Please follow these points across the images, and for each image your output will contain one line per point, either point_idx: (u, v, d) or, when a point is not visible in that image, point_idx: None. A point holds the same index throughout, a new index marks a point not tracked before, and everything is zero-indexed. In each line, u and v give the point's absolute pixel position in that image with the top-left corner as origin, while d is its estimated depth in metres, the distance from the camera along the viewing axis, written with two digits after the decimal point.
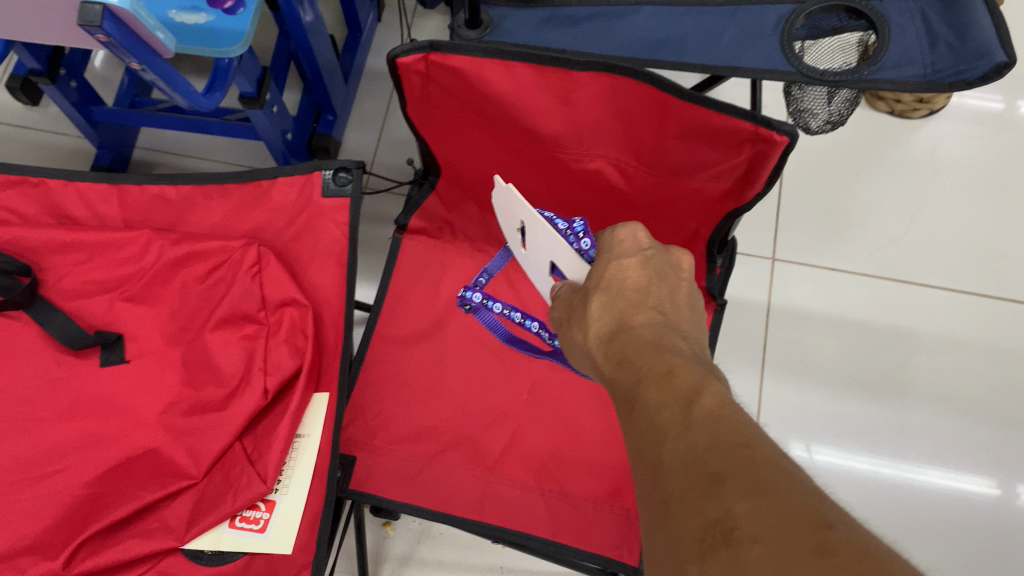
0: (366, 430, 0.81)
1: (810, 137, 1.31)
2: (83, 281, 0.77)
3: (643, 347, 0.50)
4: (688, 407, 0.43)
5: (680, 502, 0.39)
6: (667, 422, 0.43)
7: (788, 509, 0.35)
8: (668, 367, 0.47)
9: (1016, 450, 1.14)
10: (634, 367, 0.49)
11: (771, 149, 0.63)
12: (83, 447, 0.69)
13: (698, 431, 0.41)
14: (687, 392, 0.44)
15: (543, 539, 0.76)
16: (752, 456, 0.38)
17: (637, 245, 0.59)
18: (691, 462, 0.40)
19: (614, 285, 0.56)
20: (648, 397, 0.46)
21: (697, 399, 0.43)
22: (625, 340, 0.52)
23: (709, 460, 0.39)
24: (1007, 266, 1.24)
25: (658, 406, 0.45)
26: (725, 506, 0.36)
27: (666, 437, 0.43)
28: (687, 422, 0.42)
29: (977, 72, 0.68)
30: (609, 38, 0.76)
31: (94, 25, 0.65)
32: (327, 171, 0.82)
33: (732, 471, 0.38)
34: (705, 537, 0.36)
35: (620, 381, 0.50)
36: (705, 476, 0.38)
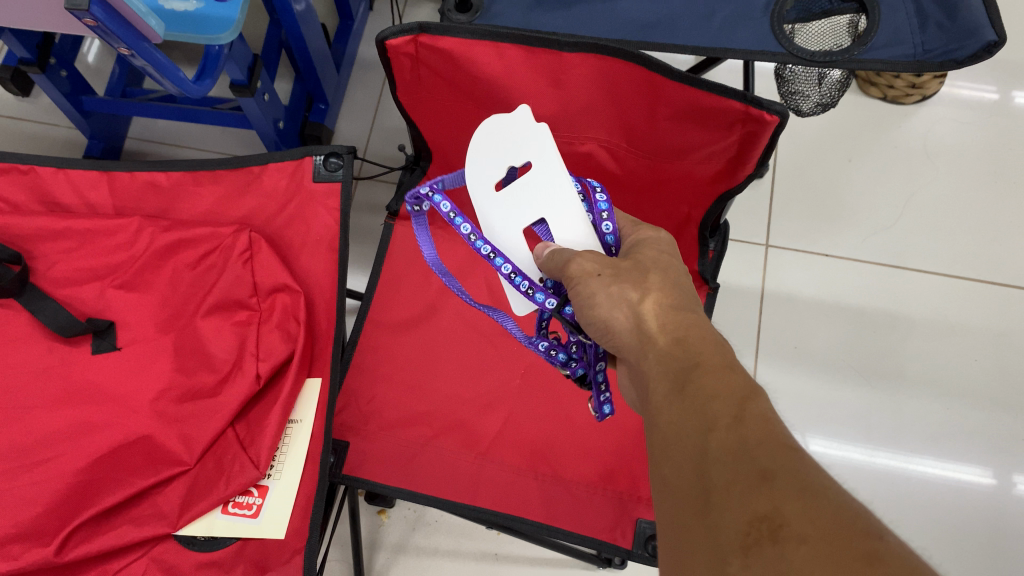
0: (358, 415, 0.81)
1: (803, 124, 1.31)
2: (73, 268, 0.76)
3: (707, 338, 0.49)
4: (742, 402, 0.43)
5: (724, 493, 0.38)
6: (719, 412, 0.43)
7: (834, 513, 0.35)
8: (727, 363, 0.47)
9: (1008, 435, 1.15)
10: (694, 352, 0.48)
11: (762, 129, 0.63)
12: (75, 435, 0.69)
13: (751, 427, 0.41)
14: (745, 389, 0.44)
15: (538, 523, 0.75)
16: (805, 460, 0.38)
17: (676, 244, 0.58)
18: (741, 454, 0.39)
19: (673, 271, 0.54)
20: (704, 383, 0.45)
21: (754, 397, 0.43)
22: (688, 323, 0.50)
23: (760, 456, 0.39)
24: (998, 250, 1.24)
25: (711, 394, 0.44)
26: (776, 502, 0.36)
27: (716, 427, 0.42)
28: (739, 419, 0.42)
29: (966, 51, 0.67)
30: (601, 20, 0.76)
31: (81, 9, 0.65)
32: (319, 155, 0.81)
33: (784, 470, 0.37)
34: (750, 531, 0.35)
35: (672, 360, 0.48)
36: (757, 471, 0.38)
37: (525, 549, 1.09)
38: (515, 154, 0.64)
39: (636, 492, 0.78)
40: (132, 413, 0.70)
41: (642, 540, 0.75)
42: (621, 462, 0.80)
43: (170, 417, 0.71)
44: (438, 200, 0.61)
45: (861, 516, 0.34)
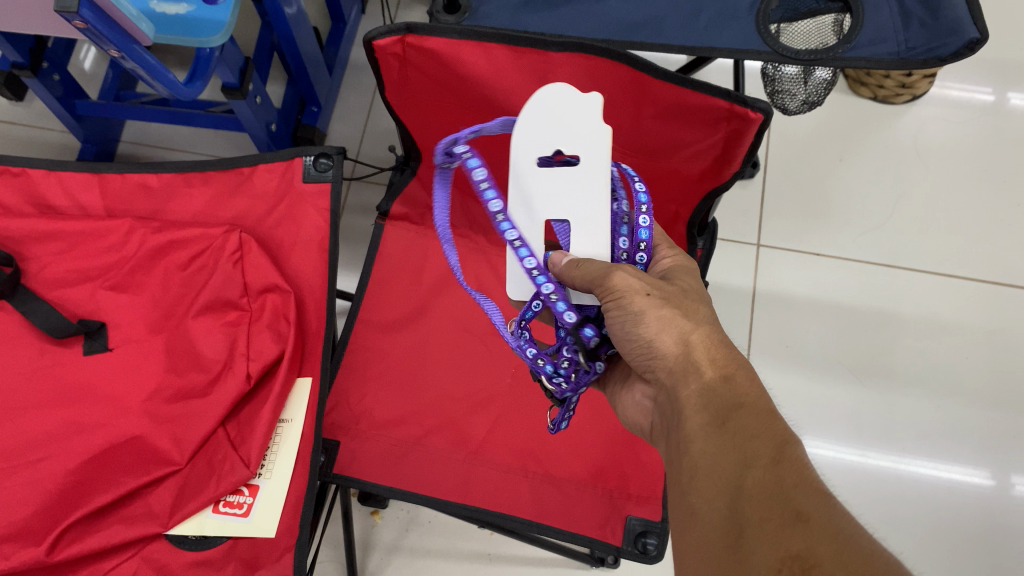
0: (349, 414, 0.81)
1: (794, 124, 1.31)
2: (63, 270, 0.77)
3: (753, 381, 0.52)
4: (782, 447, 0.47)
5: (757, 529, 0.43)
6: (760, 452, 0.47)
7: (864, 556, 0.39)
8: (770, 407, 0.50)
9: (999, 433, 1.15)
10: (739, 392, 0.51)
11: (747, 126, 0.64)
12: (66, 435, 0.69)
13: (789, 470, 0.45)
14: (786, 434, 0.48)
15: (526, 520, 0.76)
16: (836, 506, 0.43)
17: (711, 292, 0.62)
18: (777, 495, 0.44)
19: (709, 310, 0.57)
20: (745, 423, 0.49)
21: (792, 443, 0.47)
22: (734, 365, 0.54)
23: (797, 500, 0.43)
24: (988, 248, 1.24)
25: (754, 434, 0.48)
26: (807, 544, 0.40)
27: (755, 465, 0.46)
28: (777, 459, 0.46)
29: (949, 49, 0.68)
30: (587, 20, 0.77)
31: (71, 12, 0.65)
32: (309, 156, 0.82)
33: (819, 516, 0.42)
34: (782, 567, 0.40)
35: (716, 396, 0.51)
36: (791, 511, 0.43)
37: (517, 549, 1.09)
38: (568, 141, 0.62)
39: (626, 489, 0.78)
40: (123, 413, 0.71)
41: (632, 536, 0.75)
42: (611, 459, 0.80)
43: (161, 417, 0.71)
44: (473, 165, 0.58)
45: (889, 563, 0.39)
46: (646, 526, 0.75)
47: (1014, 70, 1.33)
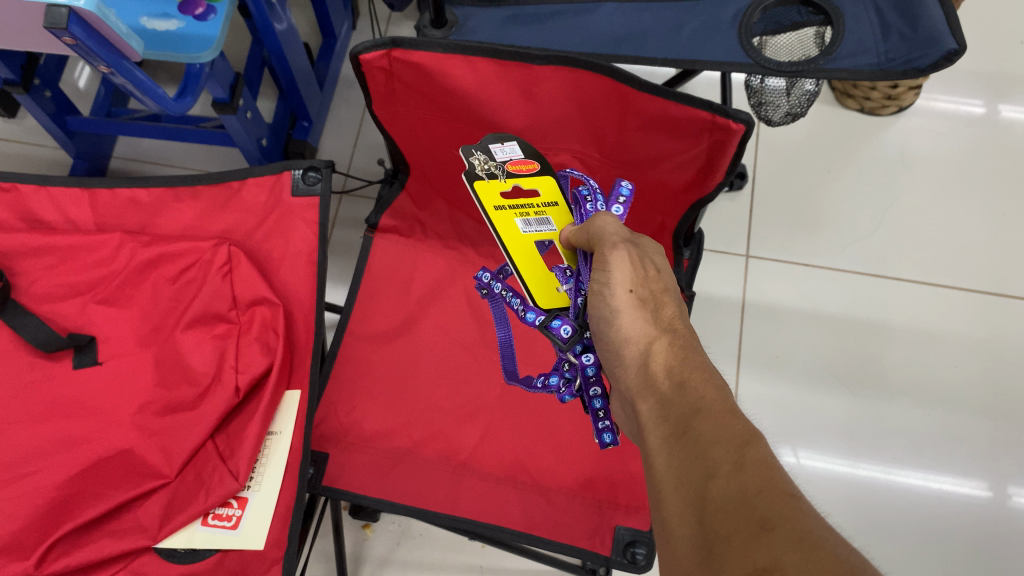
0: (338, 427, 0.81)
1: (782, 137, 1.33)
2: (53, 284, 0.77)
3: (711, 382, 0.52)
4: (743, 449, 0.46)
5: (726, 544, 0.43)
6: (721, 459, 0.47)
7: (830, 562, 0.39)
8: (729, 406, 0.50)
9: (989, 442, 1.16)
10: (695, 396, 0.51)
11: (729, 138, 0.64)
12: (54, 449, 0.69)
13: (750, 475, 0.45)
14: (746, 435, 0.47)
15: (515, 530, 0.76)
16: (802, 510, 0.43)
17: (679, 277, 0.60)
18: (742, 502, 0.44)
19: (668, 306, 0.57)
20: (703, 429, 0.49)
21: (751, 443, 0.47)
22: (693, 368, 0.53)
23: (760, 507, 0.43)
24: (976, 257, 1.25)
25: (713, 440, 0.48)
26: (773, 555, 0.41)
27: (718, 473, 0.46)
28: (737, 463, 0.46)
29: (928, 59, 0.69)
30: (572, 35, 0.78)
31: (59, 28, 0.66)
32: (298, 169, 0.83)
33: (783, 522, 0.42)
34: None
35: (676, 403, 0.52)
36: (757, 521, 0.42)
37: (510, 561, 1.09)
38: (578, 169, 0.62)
39: (615, 499, 0.78)
40: (112, 427, 0.70)
41: (621, 546, 0.76)
42: (600, 469, 0.80)
43: (150, 430, 0.71)
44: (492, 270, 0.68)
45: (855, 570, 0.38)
46: (635, 535, 0.76)
47: (998, 81, 1.34)
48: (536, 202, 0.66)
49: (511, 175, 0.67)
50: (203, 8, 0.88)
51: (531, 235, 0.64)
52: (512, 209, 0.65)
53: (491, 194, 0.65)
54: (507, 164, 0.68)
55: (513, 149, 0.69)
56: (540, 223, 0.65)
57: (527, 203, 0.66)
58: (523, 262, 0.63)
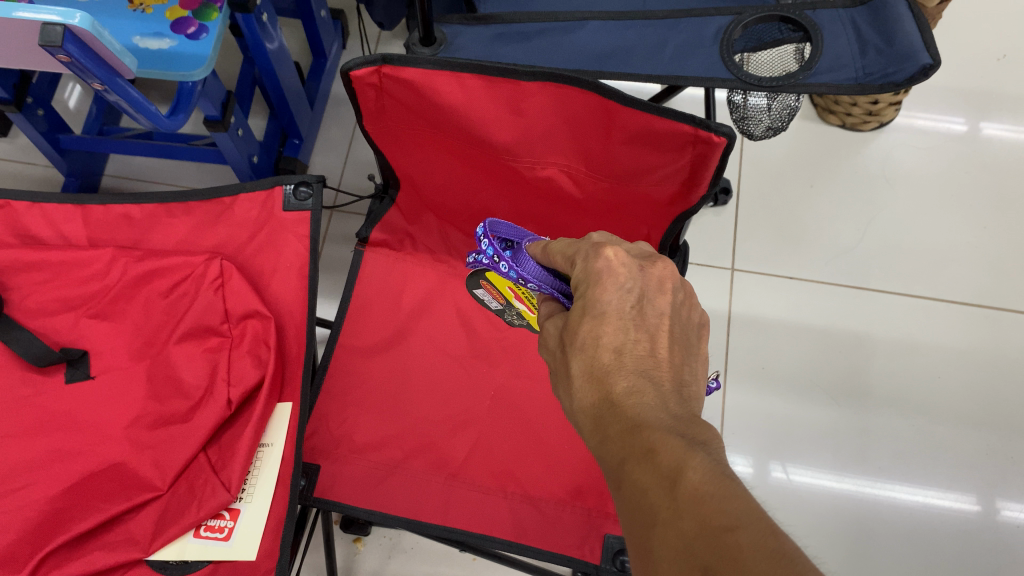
0: (330, 439, 0.82)
1: (766, 153, 1.35)
2: (46, 299, 0.77)
3: (622, 430, 0.46)
4: (673, 486, 0.40)
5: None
6: (655, 510, 0.41)
7: None
8: (648, 445, 0.44)
9: (973, 453, 1.17)
10: (615, 452, 0.46)
11: (711, 150, 0.66)
12: (47, 463, 0.70)
13: (685, 518, 0.39)
14: (671, 473, 0.41)
15: (506, 540, 0.77)
16: (739, 543, 0.36)
17: (607, 280, 0.51)
18: (681, 554, 0.38)
19: (588, 345, 0.50)
20: (632, 480, 0.43)
21: (680, 476, 0.40)
22: (606, 421, 0.47)
23: (698, 552, 0.37)
24: (959, 270, 1.27)
25: (644, 487, 0.42)
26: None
27: (656, 522, 0.40)
28: (672, 504, 0.40)
29: (905, 74, 0.70)
30: (559, 51, 0.80)
31: (55, 45, 0.67)
32: (289, 185, 0.84)
33: (720, 566, 0.35)
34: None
35: (609, 459, 0.47)
36: (697, 570, 0.36)
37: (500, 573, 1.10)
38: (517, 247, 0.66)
39: (604, 507, 0.79)
40: (104, 440, 0.71)
41: (610, 554, 0.76)
42: (589, 479, 0.81)
43: (142, 443, 0.71)
44: None
45: None
46: (624, 543, 0.76)
47: (977, 97, 1.37)
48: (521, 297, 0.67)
49: (510, 300, 0.71)
50: (196, 28, 0.90)
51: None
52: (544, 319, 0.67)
53: (537, 325, 0.71)
54: (499, 302, 0.75)
55: (484, 289, 0.74)
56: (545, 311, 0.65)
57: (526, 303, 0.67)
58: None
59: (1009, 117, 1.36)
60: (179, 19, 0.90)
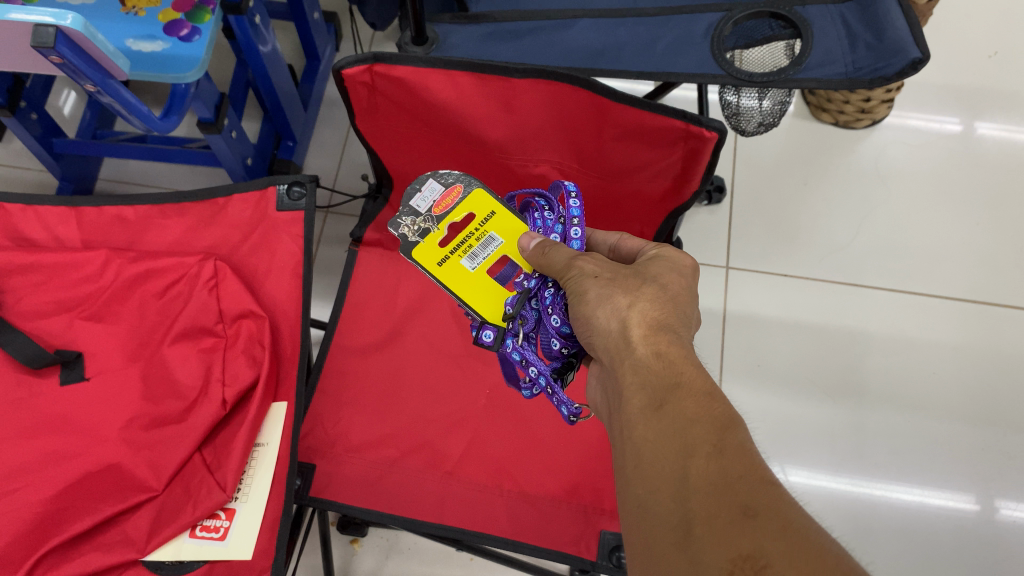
0: (325, 438, 0.82)
1: (760, 152, 1.35)
2: (39, 301, 0.77)
3: (686, 361, 0.52)
4: (723, 431, 0.47)
5: (705, 525, 0.43)
6: (700, 440, 0.47)
7: (815, 550, 0.39)
8: (706, 387, 0.50)
9: (968, 450, 1.17)
10: (675, 371, 0.51)
11: (703, 145, 0.66)
12: (41, 464, 0.69)
13: (732, 459, 0.45)
14: (725, 420, 0.48)
15: (502, 537, 0.77)
16: (780, 496, 0.42)
17: (693, 274, 0.60)
18: (722, 486, 0.44)
19: (668, 289, 0.57)
20: (685, 406, 0.49)
21: (731, 427, 0.47)
22: (666, 343, 0.53)
23: (740, 491, 0.43)
24: (953, 267, 1.28)
25: (693, 419, 0.48)
26: (757, 539, 0.40)
27: (698, 454, 0.46)
28: (718, 446, 0.46)
29: (894, 68, 0.71)
30: (550, 50, 0.80)
31: (48, 47, 0.67)
32: (282, 185, 0.84)
33: (764, 509, 0.42)
34: (734, 568, 0.39)
35: (654, 375, 0.52)
36: (739, 506, 0.42)
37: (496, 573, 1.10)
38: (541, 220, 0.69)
39: (599, 504, 0.79)
40: (98, 440, 0.71)
41: (606, 550, 0.76)
42: (584, 476, 0.81)
43: (137, 444, 0.71)
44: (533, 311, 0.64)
45: (834, 558, 0.38)
46: (620, 539, 0.77)
47: (969, 95, 1.37)
48: (473, 226, 0.66)
49: (441, 218, 0.67)
50: (189, 30, 0.90)
51: (484, 266, 0.65)
52: (456, 253, 0.65)
53: (433, 252, 0.65)
54: (432, 210, 0.67)
55: (434, 189, 0.67)
56: (484, 250, 0.65)
57: (465, 235, 0.65)
58: (483, 301, 0.64)
59: (1001, 114, 1.36)
60: (172, 22, 0.90)
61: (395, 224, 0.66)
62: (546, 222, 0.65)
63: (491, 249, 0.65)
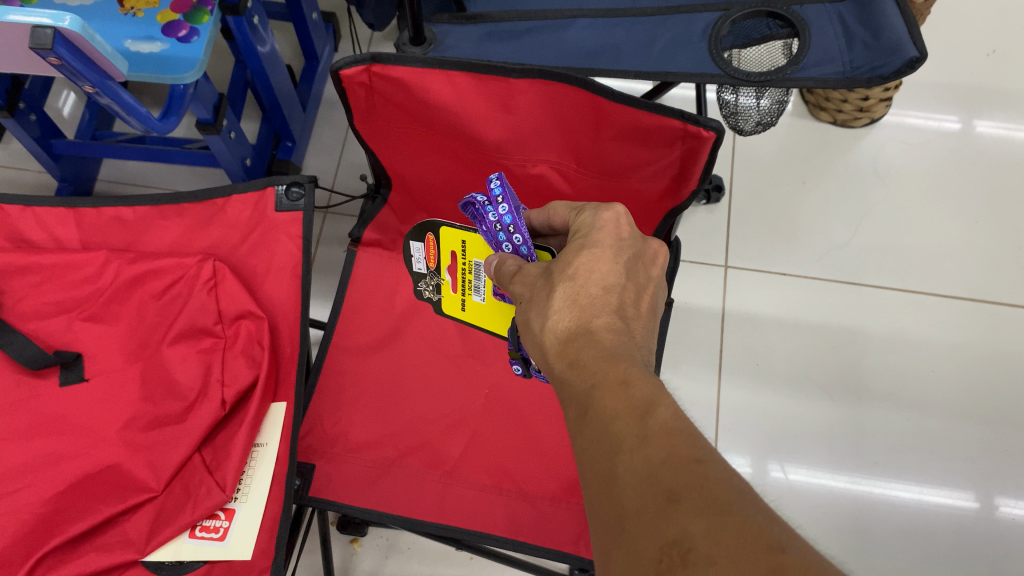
0: (324, 438, 0.83)
1: (759, 151, 1.35)
2: (39, 302, 0.77)
3: (602, 354, 0.48)
4: (643, 417, 0.43)
5: (635, 519, 0.39)
6: (622, 434, 0.43)
7: (742, 529, 0.35)
8: (623, 376, 0.46)
9: (968, 449, 1.17)
10: (589, 373, 0.47)
11: (700, 145, 0.66)
12: (40, 465, 0.69)
13: (653, 445, 0.41)
14: (641, 408, 0.43)
15: (501, 537, 0.77)
16: (706, 473, 0.39)
17: (618, 232, 0.55)
18: (645, 477, 0.40)
19: (581, 275, 0.52)
20: (602, 405, 0.45)
21: (652, 411, 0.43)
22: (580, 346, 0.49)
23: (665, 476, 0.39)
24: (952, 265, 1.28)
25: (613, 415, 0.44)
26: (682, 525, 0.36)
27: (621, 449, 0.42)
28: (640, 434, 0.42)
29: (891, 67, 0.71)
30: (548, 50, 0.80)
31: (45, 48, 0.67)
32: (281, 185, 0.84)
33: (688, 490, 0.38)
34: (661, 556, 0.36)
35: (574, 385, 0.48)
36: (662, 492, 0.39)
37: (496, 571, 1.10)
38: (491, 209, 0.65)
39: None
40: (97, 441, 0.71)
41: None
42: None
43: (136, 444, 0.71)
44: None
45: (763, 533, 0.35)
46: None
47: (967, 93, 1.37)
48: (463, 261, 0.72)
49: (438, 268, 0.75)
50: (187, 31, 0.90)
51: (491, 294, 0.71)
52: (467, 292, 0.73)
53: (453, 302, 0.75)
54: (428, 264, 0.76)
55: (419, 249, 0.75)
56: (482, 280, 0.71)
57: (462, 272, 0.73)
58: (502, 326, 0.71)
59: (1000, 112, 1.36)
60: (170, 23, 0.90)
61: (419, 290, 0.78)
62: (491, 228, 0.61)
63: (484, 278, 0.71)
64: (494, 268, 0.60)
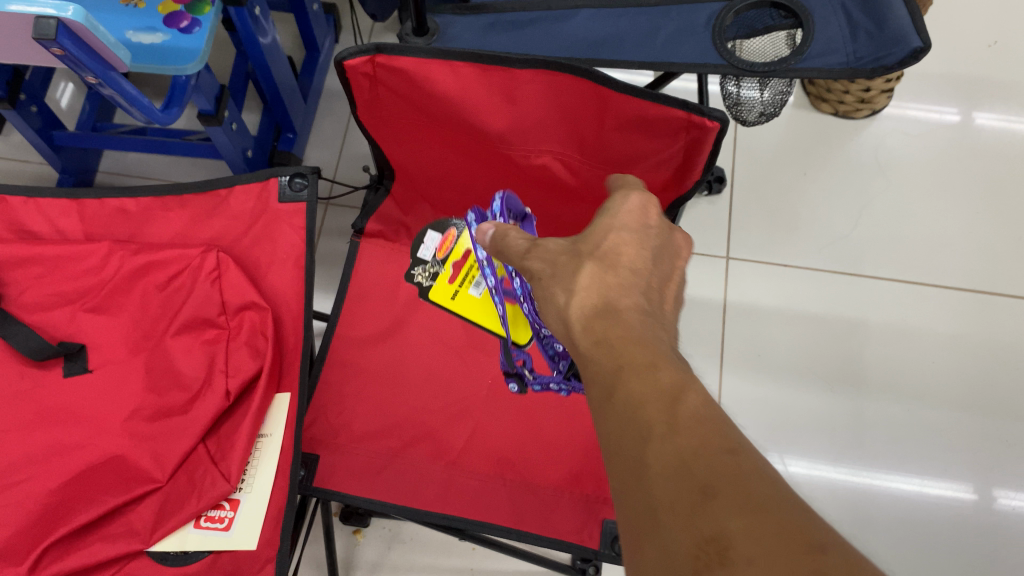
0: (328, 428, 0.83)
1: (760, 142, 1.35)
2: (42, 294, 0.77)
3: (630, 341, 0.48)
4: (674, 405, 0.42)
5: (667, 514, 0.38)
6: (652, 421, 0.42)
7: (782, 527, 0.34)
8: (652, 364, 0.46)
9: (968, 440, 1.18)
10: (617, 357, 0.47)
11: (705, 135, 0.66)
12: (46, 456, 0.69)
13: (686, 437, 0.40)
14: (672, 394, 0.43)
15: (505, 527, 0.77)
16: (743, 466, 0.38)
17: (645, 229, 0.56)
18: (680, 470, 0.39)
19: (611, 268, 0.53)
20: (630, 390, 0.44)
21: (683, 400, 0.43)
22: (607, 330, 0.49)
23: (701, 468, 0.38)
24: (952, 256, 1.28)
25: (641, 400, 0.44)
26: (720, 523, 0.35)
27: (651, 438, 0.41)
28: (673, 425, 0.41)
29: (895, 58, 0.72)
30: (551, 40, 0.80)
31: (49, 38, 0.67)
32: (284, 176, 0.84)
33: (725, 484, 0.37)
34: (698, 556, 0.35)
35: (599, 366, 0.48)
36: (697, 486, 0.38)
37: (499, 562, 1.11)
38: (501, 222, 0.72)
39: (601, 492, 0.80)
40: (102, 432, 0.71)
41: (609, 539, 0.77)
42: (586, 465, 0.82)
43: (141, 435, 0.71)
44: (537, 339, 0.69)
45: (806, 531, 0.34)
46: None
47: (968, 84, 1.38)
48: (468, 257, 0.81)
49: (444, 260, 0.84)
50: (189, 22, 0.89)
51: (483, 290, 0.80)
52: (463, 286, 0.83)
53: (445, 291, 0.83)
54: (437, 254, 0.85)
55: (433, 238, 0.84)
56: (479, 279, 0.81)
57: (466, 268, 0.82)
58: (486, 319, 0.80)
59: (1000, 103, 1.36)
60: (172, 13, 0.90)
61: (414, 273, 0.87)
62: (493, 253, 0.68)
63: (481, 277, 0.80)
64: (493, 240, 0.59)
